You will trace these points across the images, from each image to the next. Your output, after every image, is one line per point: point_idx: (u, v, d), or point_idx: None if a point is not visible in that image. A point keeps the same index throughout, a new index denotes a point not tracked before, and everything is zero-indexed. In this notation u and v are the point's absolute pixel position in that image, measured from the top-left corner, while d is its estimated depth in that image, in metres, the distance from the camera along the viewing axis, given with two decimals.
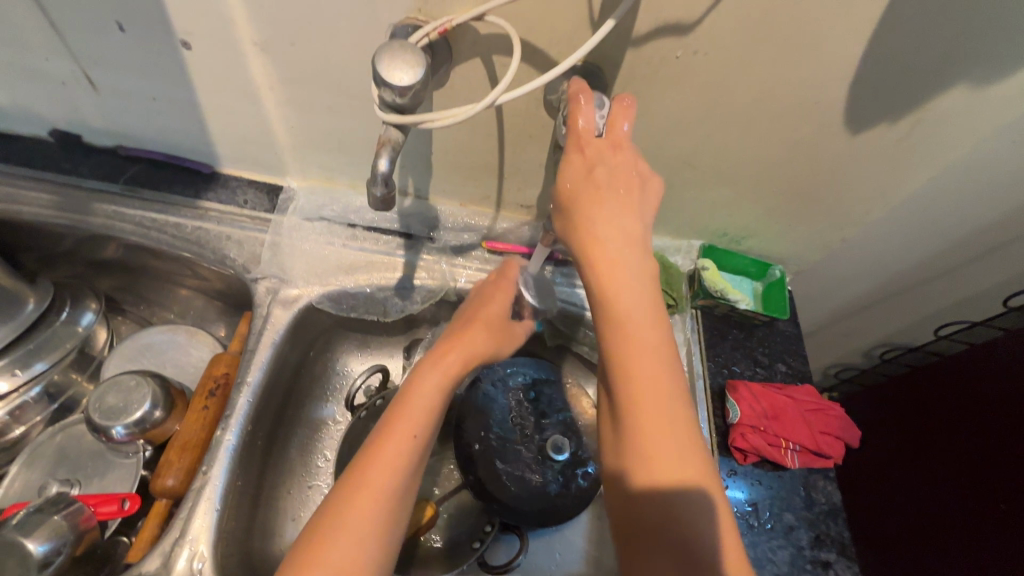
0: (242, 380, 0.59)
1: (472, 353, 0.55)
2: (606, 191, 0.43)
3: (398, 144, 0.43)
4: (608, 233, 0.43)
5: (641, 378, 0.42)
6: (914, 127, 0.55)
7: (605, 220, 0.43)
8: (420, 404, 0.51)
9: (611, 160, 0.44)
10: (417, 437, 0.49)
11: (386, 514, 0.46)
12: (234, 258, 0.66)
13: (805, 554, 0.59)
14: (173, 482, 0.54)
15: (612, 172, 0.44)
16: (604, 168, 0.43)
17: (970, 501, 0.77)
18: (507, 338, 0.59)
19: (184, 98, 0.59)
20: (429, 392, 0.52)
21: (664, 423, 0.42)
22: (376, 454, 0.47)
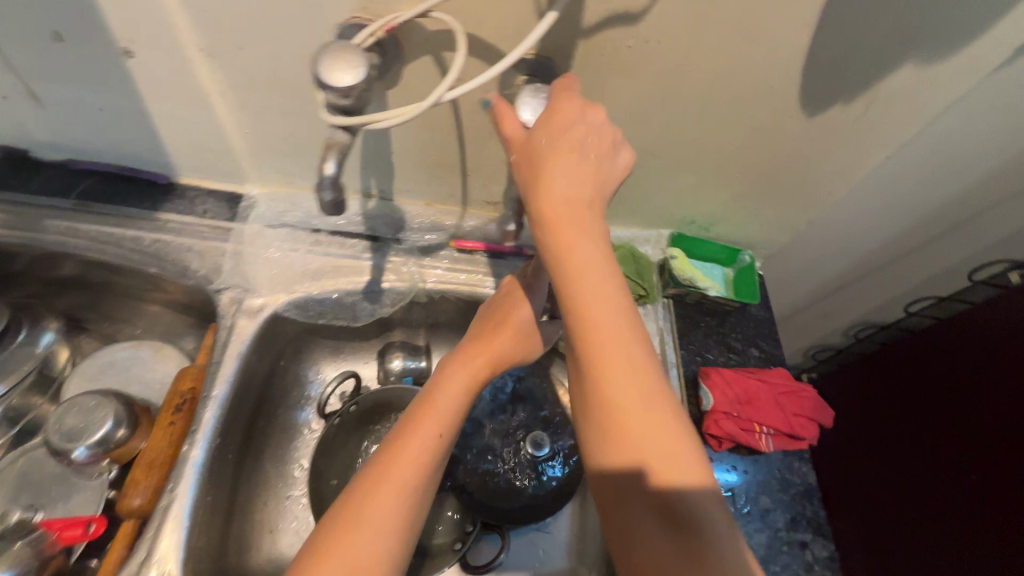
0: (208, 394, 0.58)
1: (497, 358, 0.55)
2: (569, 164, 0.39)
3: (345, 146, 0.42)
4: (571, 196, 0.39)
5: (610, 358, 0.38)
6: (869, 107, 0.55)
7: (570, 182, 0.39)
8: (446, 405, 0.51)
9: (581, 131, 0.40)
10: (442, 436, 0.49)
11: (406, 512, 0.44)
12: (195, 269, 0.64)
13: (782, 536, 0.60)
14: (140, 501, 0.52)
15: (579, 145, 0.40)
16: (570, 136, 0.40)
17: (941, 474, 0.78)
18: (532, 342, 0.58)
19: (131, 108, 0.57)
20: (454, 395, 0.52)
21: (638, 405, 0.38)
22: (399, 450, 0.47)
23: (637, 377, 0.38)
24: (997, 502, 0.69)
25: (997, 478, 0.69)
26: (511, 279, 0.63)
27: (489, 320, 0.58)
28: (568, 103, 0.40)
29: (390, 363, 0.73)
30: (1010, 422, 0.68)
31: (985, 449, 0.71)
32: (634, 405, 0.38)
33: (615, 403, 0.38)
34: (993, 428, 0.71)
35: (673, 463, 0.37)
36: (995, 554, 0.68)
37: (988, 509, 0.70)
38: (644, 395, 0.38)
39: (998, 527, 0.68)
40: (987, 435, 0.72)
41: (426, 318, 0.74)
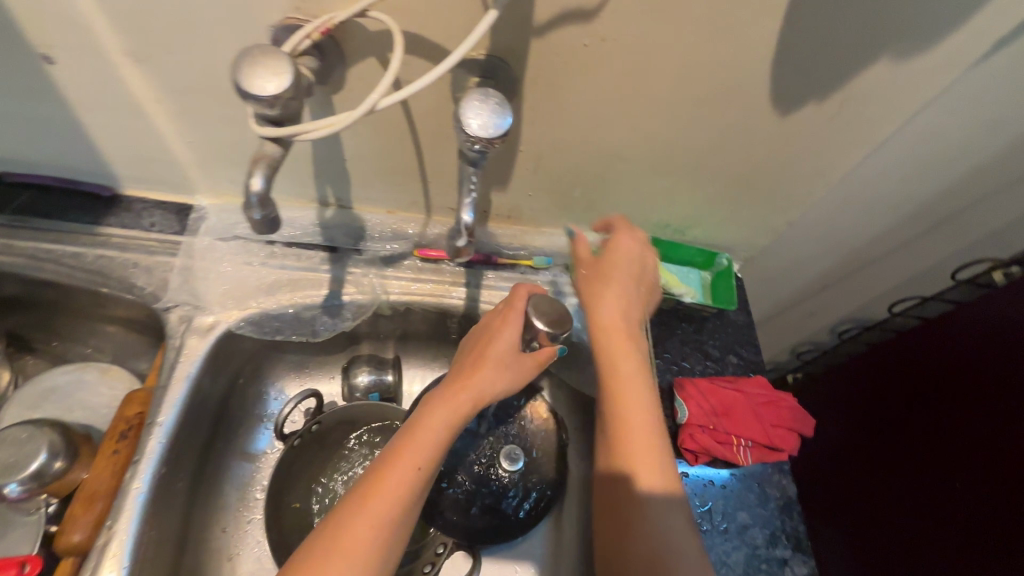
0: (152, 421, 0.55)
1: (482, 390, 0.51)
2: (617, 282, 0.57)
3: (275, 160, 0.39)
4: (613, 295, 0.57)
5: (626, 406, 0.53)
6: (843, 105, 0.52)
7: (614, 284, 0.57)
8: (428, 435, 0.48)
9: (624, 263, 0.58)
10: (422, 468, 0.47)
11: (378, 547, 0.43)
12: (141, 286, 0.61)
13: (760, 553, 0.57)
14: (79, 538, 0.50)
15: (623, 273, 0.58)
16: (617, 265, 0.58)
17: (924, 481, 0.76)
18: (524, 373, 0.54)
19: (61, 118, 0.53)
20: (437, 427, 0.49)
21: (644, 443, 0.51)
22: (381, 478, 0.46)
23: (644, 425, 0.52)
24: (982, 510, 0.67)
25: (982, 485, 0.67)
26: (505, 301, 0.57)
27: (478, 342, 0.54)
28: (625, 242, 0.59)
29: (355, 379, 0.69)
30: (994, 428, 0.66)
31: (968, 454, 0.69)
32: (640, 446, 0.51)
33: (628, 444, 0.51)
34: (974, 433, 0.69)
35: (660, 487, 0.50)
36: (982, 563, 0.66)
37: (973, 517, 0.68)
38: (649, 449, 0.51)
39: (983, 535, 0.66)
40: (967, 441, 0.70)
41: (393, 330, 0.71)
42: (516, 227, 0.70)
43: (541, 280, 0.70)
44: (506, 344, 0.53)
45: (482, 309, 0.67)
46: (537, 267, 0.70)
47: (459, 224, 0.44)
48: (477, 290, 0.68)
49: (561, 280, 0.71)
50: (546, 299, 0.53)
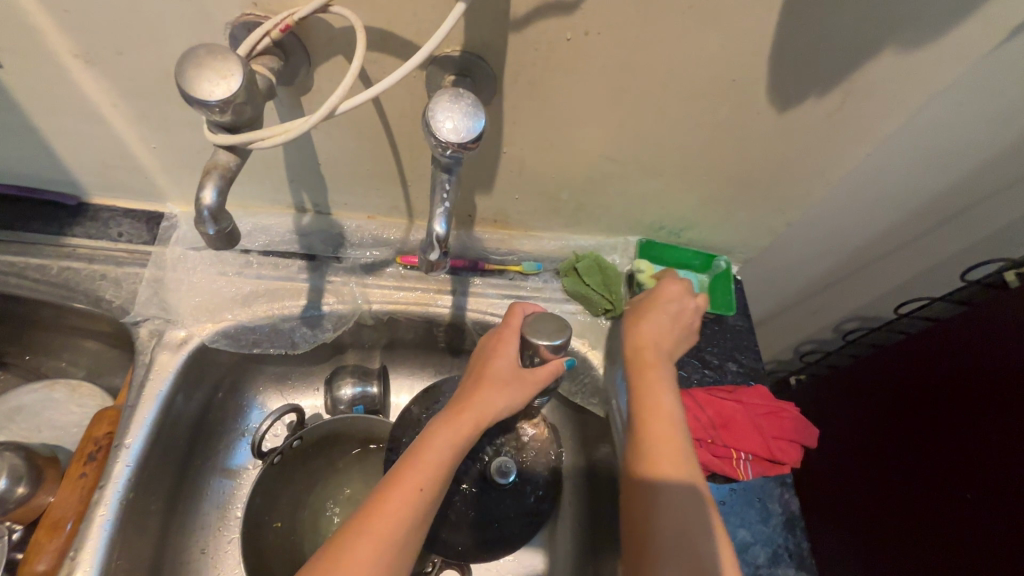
0: (120, 443, 0.52)
1: (486, 410, 0.46)
2: (654, 314, 0.54)
3: (230, 169, 0.36)
4: (652, 324, 0.53)
5: (658, 425, 0.48)
6: (845, 100, 0.49)
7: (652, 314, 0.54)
8: (432, 458, 0.44)
9: (673, 302, 0.55)
10: (425, 493, 0.43)
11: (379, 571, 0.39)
12: (109, 299, 0.58)
13: (762, 573, 0.55)
14: (43, 568, 0.47)
15: (668, 310, 0.55)
16: (666, 304, 0.55)
17: (932, 490, 0.72)
18: (530, 390, 0.49)
19: (16, 123, 0.50)
20: (440, 447, 0.44)
21: (675, 462, 0.46)
22: (382, 501, 0.42)
23: (673, 442, 0.47)
24: (994, 523, 0.64)
25: (993, 498, 0.64)
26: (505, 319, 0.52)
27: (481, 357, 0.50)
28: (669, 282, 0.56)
29: (339, 391, 0.66)
30: (1006, 437, 0.63)
31: (977, 464, 0.66)
32: (670, 464, 0.46)
33: (656, 460, 0.46)
34: (985, 442, 0.65)
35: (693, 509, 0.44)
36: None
37: (984, 530, 0.65)
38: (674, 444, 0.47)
39: (995, 549, 0.63)
40: (976, 449, 0.66)
41: (378, 339, 0.68)
42: (503, 231, 0.67)
43: (530, 286, 0.67)
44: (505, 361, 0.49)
45: (469, 317, 0.65)
46: (527, 273, 0.67)
47: (431, 235, 0.40)
48: (464, 298, 0.65)
49: (551, 286, 0.68)
50: (542, 317, 0.50)
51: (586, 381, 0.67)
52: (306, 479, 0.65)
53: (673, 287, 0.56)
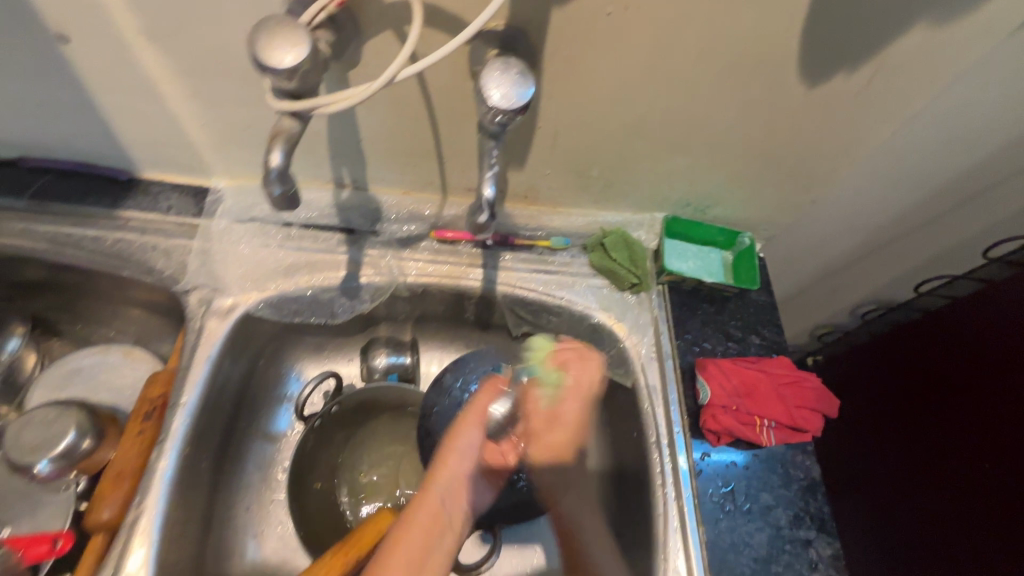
0: (176, 401, 0.56)
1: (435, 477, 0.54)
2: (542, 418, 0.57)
3: (293, 135, 0.38)
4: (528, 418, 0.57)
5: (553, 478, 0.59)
6: (874, 76, 0.50)
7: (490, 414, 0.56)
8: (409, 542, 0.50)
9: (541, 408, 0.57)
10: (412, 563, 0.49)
11: None
12: (160, 269, 0.61)
13: (784, 534, 0.57)
14: (108, 515, 0.51)
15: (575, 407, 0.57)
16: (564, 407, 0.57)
17: (947, 460, 0.74)
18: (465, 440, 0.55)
19: (76, 100, 0.52)
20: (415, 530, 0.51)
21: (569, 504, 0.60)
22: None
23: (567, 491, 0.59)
24: (1001, 483, 0.66)
25: (1002, 461, 0.67)
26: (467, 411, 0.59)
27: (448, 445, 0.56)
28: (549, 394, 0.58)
29: (374, 361, 0.69)
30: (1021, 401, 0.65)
31: (990, 430, 0.69)
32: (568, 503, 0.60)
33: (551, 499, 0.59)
34: (1002, 410, 0.67)
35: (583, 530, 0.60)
36: (1003, 536, 0.66)
37: (994, 490, 0.67)
38: (563, 482, 0.59)
39: (1002, 509, 0.66)
40: (992, 416, 0.69)
41: (411, 312, 0.71)
42: (533, 207, 0.69)
43: (559, 261, 0.69)
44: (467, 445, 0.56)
45: (499, 291, 0.67)
46: (555, 248, 0.69)
47: (481, 198, 0.42)
48: (494, 272, 0.67)
49: (578, 261, 0.70)
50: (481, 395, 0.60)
51: (611, 352, 0.68)
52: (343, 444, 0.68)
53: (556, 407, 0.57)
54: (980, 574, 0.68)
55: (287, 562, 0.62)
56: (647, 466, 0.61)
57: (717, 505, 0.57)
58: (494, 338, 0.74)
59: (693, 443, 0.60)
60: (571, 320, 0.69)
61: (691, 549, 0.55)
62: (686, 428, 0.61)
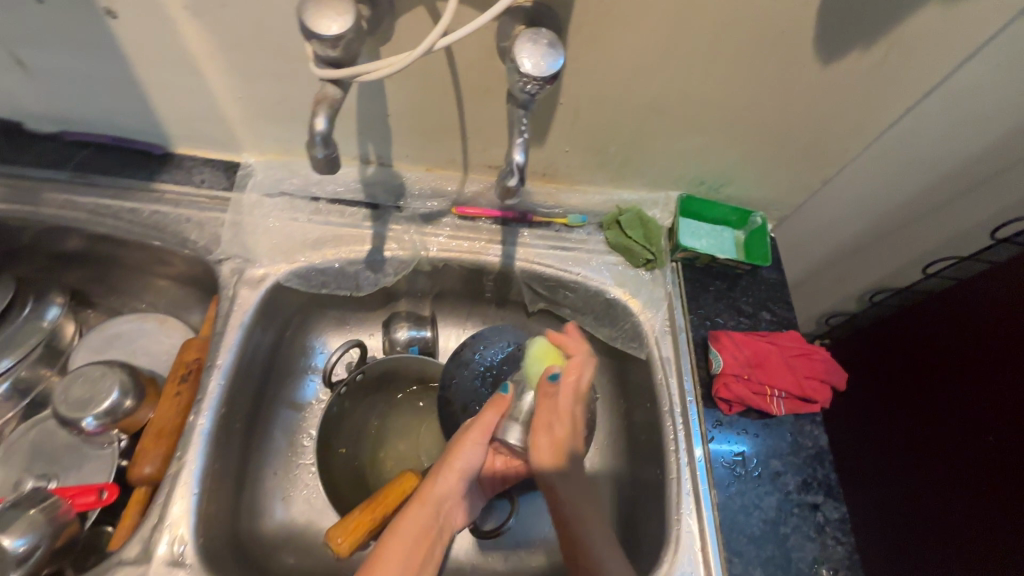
0: (212, 363, 0.58)
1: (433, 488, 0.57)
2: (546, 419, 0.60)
3: (336, 101, 0.41)
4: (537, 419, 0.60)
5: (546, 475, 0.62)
6: (888, 53, 0.51)
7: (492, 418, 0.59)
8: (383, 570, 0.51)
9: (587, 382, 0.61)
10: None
11: None
12: (194, 240, 0.63)
13: (792, 498, 0.59)
14: (151, 470, 0.54)
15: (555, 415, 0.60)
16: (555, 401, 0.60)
17: (931, 430, 0.75)
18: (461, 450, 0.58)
19: (120, 74, 0.55)
20: (395, 557, 0.52)
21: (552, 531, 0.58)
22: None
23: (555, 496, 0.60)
24: (1001, 447, 0.65)
25: (1002, 425, 0.65)
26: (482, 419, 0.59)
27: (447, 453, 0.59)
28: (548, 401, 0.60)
29: (395, 334, 0.71)
30: (1001, 367, 0.66)
31: (989, 397, 0.68)
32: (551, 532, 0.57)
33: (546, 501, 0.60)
34: (983, 377, 0.69)
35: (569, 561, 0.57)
36: (1006, 502, 0.64)
37: (995, 455, 0.66)
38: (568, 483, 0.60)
39: (1004, 473, 0.64)
40: (973, 383, 0.70)
41: (431, 287, 0.73)
42: (551, 185, 0.71)
43: (575, 238, 0.71)
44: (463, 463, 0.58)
45: (517, 266, 0.69)
46: (572, 226, 0.71)
47: (511, 163, 0.45)
48: (513, 248, 0.70)
49: (594, 238, 0.72)
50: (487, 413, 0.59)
51: (625, 327, 0.70)
52: (366, 412, 0.70)
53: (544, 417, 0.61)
54: (969, 540, 0.68)
55: (312, 524, 0.64)
56: (660, 433, 0.63)
57: (728, 471, 0.60)
58: (510, 314, 0.76)
59: (705, 412, 0.63)
60: (587, 295, 0.71)
61: (702, 510, 0.57)
62: (699, 397, 0.63)
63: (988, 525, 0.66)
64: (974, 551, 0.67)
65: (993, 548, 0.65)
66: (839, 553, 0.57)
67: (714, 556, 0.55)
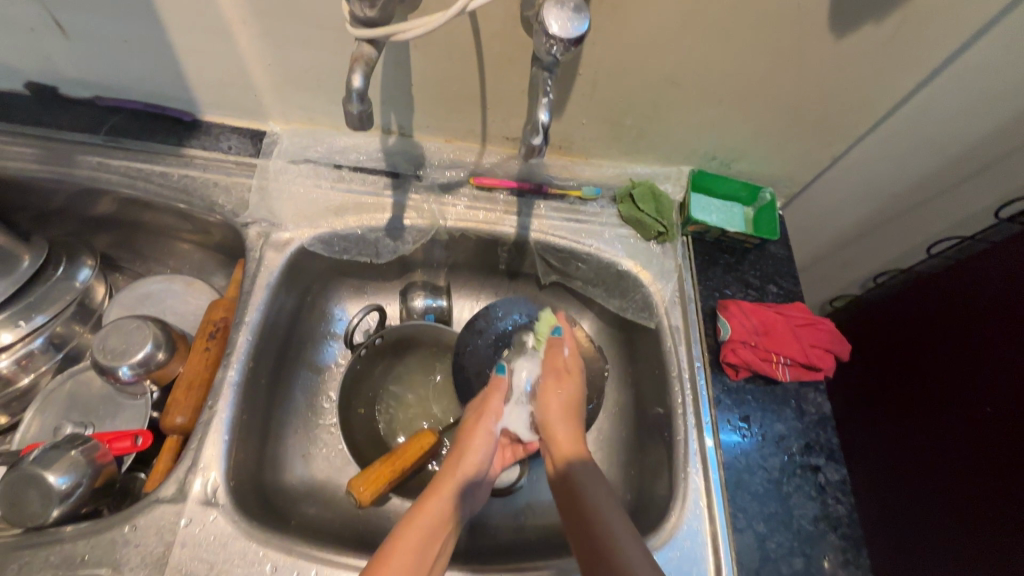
0: (240, 320, 0.61)
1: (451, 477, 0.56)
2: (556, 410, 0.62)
3: (371, 60, 0.44)
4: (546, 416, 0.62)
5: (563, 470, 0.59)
6: (901, 27, 0.53)
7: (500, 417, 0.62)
8: (406, 553, 0.47)
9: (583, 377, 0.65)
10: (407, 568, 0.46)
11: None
12: (222, 204, 0.66)
13: (795, 459, 0.61)
14: (182, 420, 0.56)
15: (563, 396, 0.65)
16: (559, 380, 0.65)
17: (930, 403, 0.77)
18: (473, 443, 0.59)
19: (156, 39, 0.56)
20: (415, 535, 0.49)
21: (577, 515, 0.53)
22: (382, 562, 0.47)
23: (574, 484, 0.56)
24: (998, 416, 0.67)
25: (1000, 395, 0.67)
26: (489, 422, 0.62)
27: (458, 448, 0.59)
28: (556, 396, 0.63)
29: (413, 302, 0.73)
30: (1001, 340, 0.68)
31: (986, 370, 0.70)
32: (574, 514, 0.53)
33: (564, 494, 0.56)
34: (980, 350, 0.71)
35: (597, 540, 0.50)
36: (1004, 468, 0.65)
37: (993, 425, 0.68)
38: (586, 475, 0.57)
39: (1002, 442, 0.66)
40: (970, 356, 0.72)
41: (446, 258, 0.75)
42: (566, 158, 0.73)
43: (589, 211, 0.73)
44: (479, 453, 0.59)
45: (533, 238, 0.71)
46: (586, 198, 0.74)
47: (536, 122, 0.47)
48: (528, 219, 0.72)
49: (607, 212, 0.74)
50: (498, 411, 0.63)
51: (636, 298, 0.72)
52: (383, 375, 0.73)
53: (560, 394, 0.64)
54: (964, 507, 0.70)
55: (331, 480, 0.66)
56: (668, 397, 0.65)
57: (733, 432, 0.62)
58: (523, 286, 0.78)
59: (712, 377, 0.65)
60: (599, 267, 0.73)
61: (708, 470, 0.60)
62: (706, 363, 0.66)
63: (987, 492, 0.67)
64: (973, 520, 0.69)
65: (991, 515, 0.66)
66: (840, 511, 0.59)
67: (719, 511, 0.58)
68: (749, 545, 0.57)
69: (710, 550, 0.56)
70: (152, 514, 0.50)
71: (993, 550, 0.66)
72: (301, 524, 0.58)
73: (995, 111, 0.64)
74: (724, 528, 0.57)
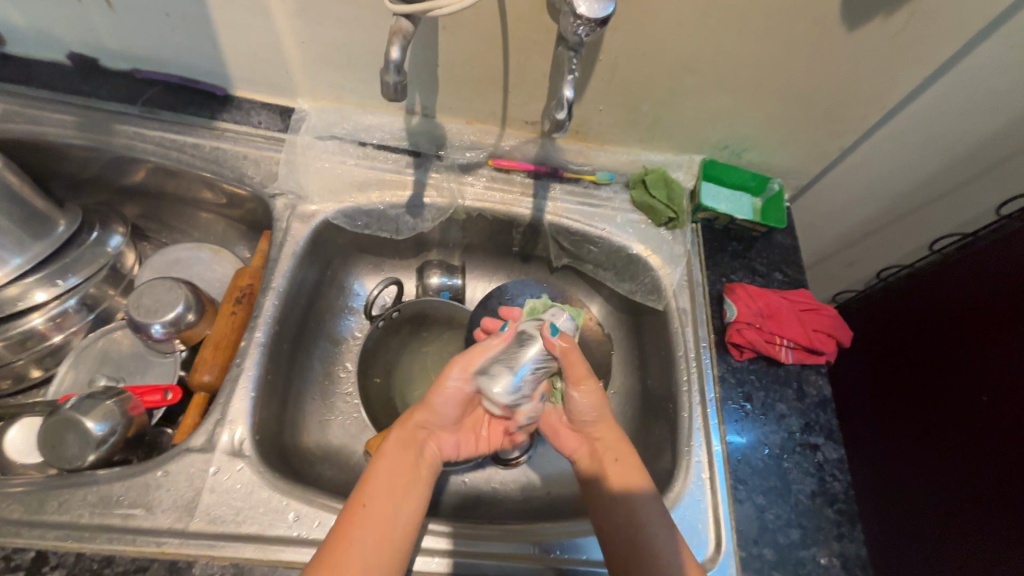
0: (268, 285, 0.63)
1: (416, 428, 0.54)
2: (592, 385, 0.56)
3: (407, 34, 0.47)
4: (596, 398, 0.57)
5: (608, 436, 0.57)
6: (909, 20, 0.55)
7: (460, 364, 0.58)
8: (374, 510, 0.47)
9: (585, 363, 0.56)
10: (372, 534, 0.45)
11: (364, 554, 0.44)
12: (251, 176, 0.68)
13: (796, 437, 0.64)
14: (210, 378, 0.59)
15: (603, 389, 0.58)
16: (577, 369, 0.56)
17: (929, 395, 0.79)
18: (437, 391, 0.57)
19: (197, 14, 0.59)
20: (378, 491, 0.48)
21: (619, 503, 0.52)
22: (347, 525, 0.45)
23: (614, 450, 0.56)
24: (998, 407, 0.69)
25: (998, 384, 0.69)
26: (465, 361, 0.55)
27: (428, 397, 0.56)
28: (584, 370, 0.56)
29: (428, 279, 0.76)
30: (997, 330, 0.70)
31: (981, 361, 0.72)
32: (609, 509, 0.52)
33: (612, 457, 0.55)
34: (977, 341, 0.73)
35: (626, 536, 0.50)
36: (999, 454, 0.67)
37: (991, 413, 0.69)
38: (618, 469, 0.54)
39: (999, 431, 0.68)
40: (967, 347, 0.74)
41: (462, 239, 0.78)
42: (582, 144, 0.76)
43: (602, 195, 0.76)
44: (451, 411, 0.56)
45: (547, 220, 0.73)
46: (600, 183, 0.76)
47: (561, 98, 0.50)
48: (543, 202, 0.74)
49: (620, 197, 0.76)
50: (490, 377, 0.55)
51: (645, 281, 0.75)
52: (397, 348, 0.75)
53: (580, 386, 0.56)
54: (961, 492, 0.72)
55: (346, 446, 0.68)
56: (674, 376, 0.67)
57: (734, 410, 0.64)
58: (535, 268, 0.81)
59: (718, 357, 0.67)
60: (611, 251, 0.75)
61: (711, 442, 0.62)
62: (714, 343, 0.68)
63: (981, 477, 0.70)
64: (968, 506, 0.71)
65: (985, 498, 0.69)
66: (837, 488, 0.61)
67: (720, 482, 0.60)
68: (748, 516, 0.59)
69: (710, 519, 0.59)
70: (182, 462, 0.53)
71: (984, 533, 0.68)
72: (320, 484, 0.60)
73: (1000, 110, 0.66)
74: (725, 498, 0.60)
